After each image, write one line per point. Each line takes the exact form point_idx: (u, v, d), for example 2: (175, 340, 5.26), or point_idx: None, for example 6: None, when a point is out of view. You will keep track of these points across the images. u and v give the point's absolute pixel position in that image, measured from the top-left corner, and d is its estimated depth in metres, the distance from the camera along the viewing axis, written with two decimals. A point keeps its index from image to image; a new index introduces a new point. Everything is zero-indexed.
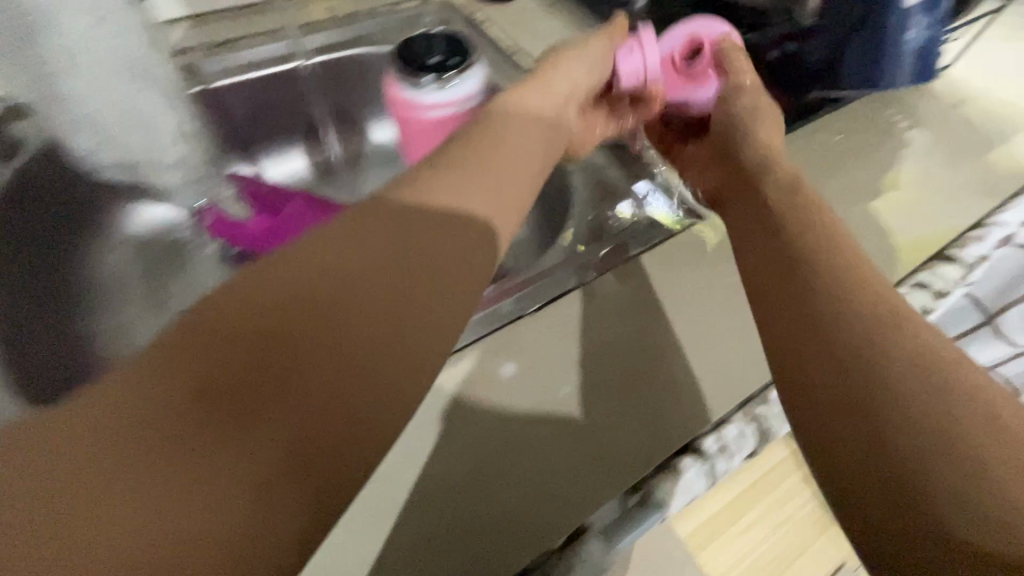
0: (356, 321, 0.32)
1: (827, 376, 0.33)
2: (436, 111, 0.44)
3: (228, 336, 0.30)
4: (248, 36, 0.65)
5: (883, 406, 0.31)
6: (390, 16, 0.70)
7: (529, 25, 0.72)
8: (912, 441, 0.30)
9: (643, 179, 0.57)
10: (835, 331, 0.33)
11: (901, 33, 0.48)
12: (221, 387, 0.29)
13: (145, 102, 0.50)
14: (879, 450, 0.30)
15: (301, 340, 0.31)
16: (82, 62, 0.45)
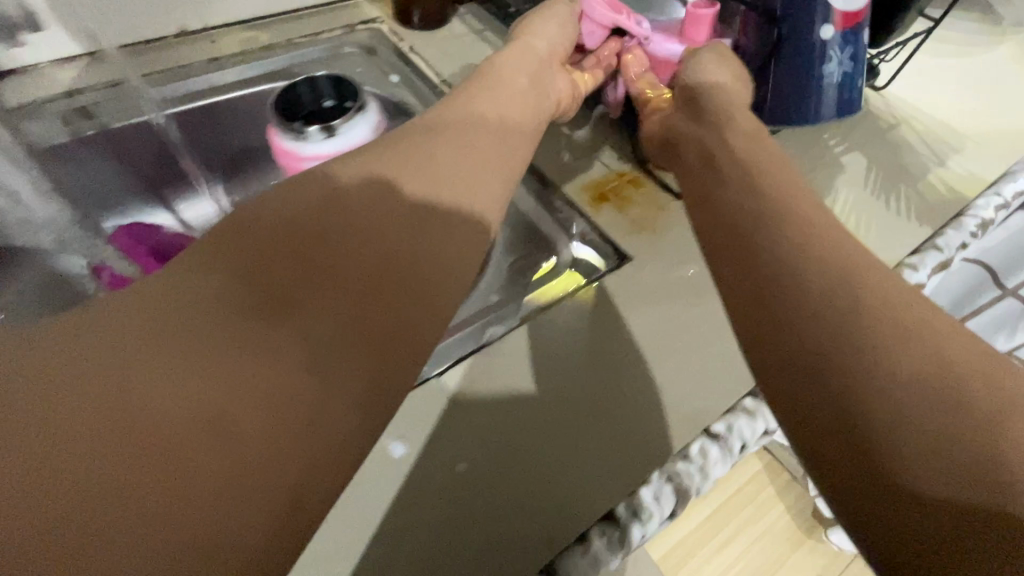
0: (336, 304, 0.32)
1: (785, 366, 0.30)
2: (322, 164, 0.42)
3: (199, 307, 0.29)
4: (153, 74, 0.61)
5: (863, 381, 0.28)
6: (311, 47, 0.67)
7: (458, 55, 0.69)
8: (914, 407, 0.27)
9: (565, 224, 0.55)
10: (791, 305, 0.31)
11: (818, 67, 0.47)
12: (189, 350, 0.28)
13: None
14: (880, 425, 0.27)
15: (280, 319, 0.30)
16: None
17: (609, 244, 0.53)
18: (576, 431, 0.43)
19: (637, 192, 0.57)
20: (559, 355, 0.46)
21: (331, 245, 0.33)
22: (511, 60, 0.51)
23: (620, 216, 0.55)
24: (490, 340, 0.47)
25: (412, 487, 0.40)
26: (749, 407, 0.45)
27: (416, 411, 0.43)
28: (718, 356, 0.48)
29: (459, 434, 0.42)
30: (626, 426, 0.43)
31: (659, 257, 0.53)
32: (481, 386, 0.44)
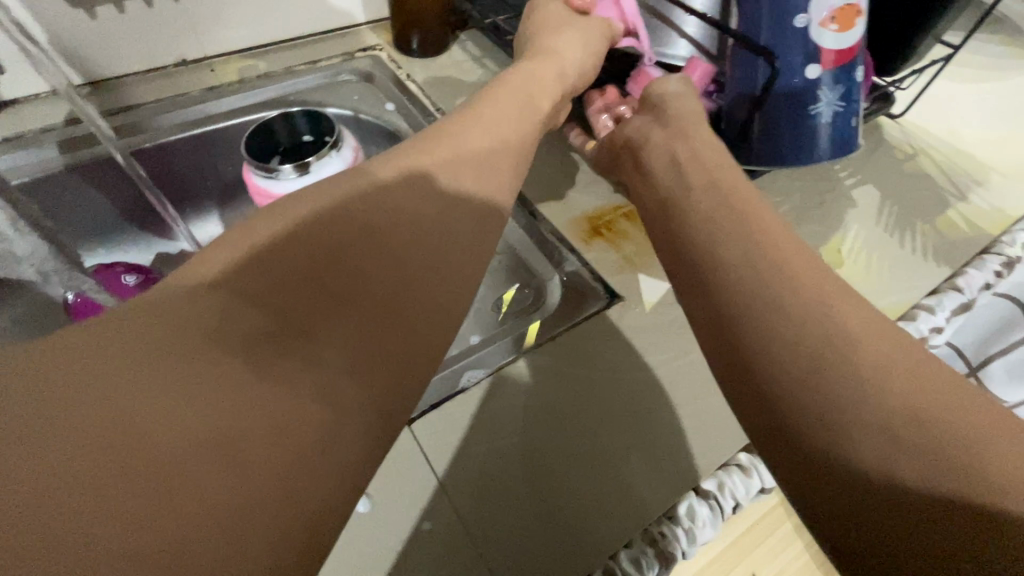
0: (355, 336, 0.29)
1: (763, 420, 0.28)
2: None
3: (212, 334, 0.25)
4: (150, 103, 0.61)
5: (828, 435, 0.26)
6: (309, 75, 0.67)
7: (455, 80, 0.69)
8: (877, 432, 0.26)
9: (556, 257, 0.54)
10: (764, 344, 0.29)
11: (807, 105, 0.45)
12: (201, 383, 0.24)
13: None
14: (846, 454, 0.26)
15: (289, 345, 0.27)
16: None
17: (600, 280, 0.51)
18: (552, 486, 0.41)
19: (630, 229, 0.56)
20: (537, 403, 0.45)
21: (339, 271, 0.30)
22: (527, 77, 0.48)
23: (610, 252, 0.54)
24: (470, 382, 0.46)
25: (377, 540, 0.38)
26: (743, 463, 0.41)
27: (392, 459, 0.41)
28: (707, 404, 0.45)
29: (430, 486, 0.40)
30: (606, 484, 0.41)
31: (646, 298, 0.51)
32: (457, 432, 0.43)
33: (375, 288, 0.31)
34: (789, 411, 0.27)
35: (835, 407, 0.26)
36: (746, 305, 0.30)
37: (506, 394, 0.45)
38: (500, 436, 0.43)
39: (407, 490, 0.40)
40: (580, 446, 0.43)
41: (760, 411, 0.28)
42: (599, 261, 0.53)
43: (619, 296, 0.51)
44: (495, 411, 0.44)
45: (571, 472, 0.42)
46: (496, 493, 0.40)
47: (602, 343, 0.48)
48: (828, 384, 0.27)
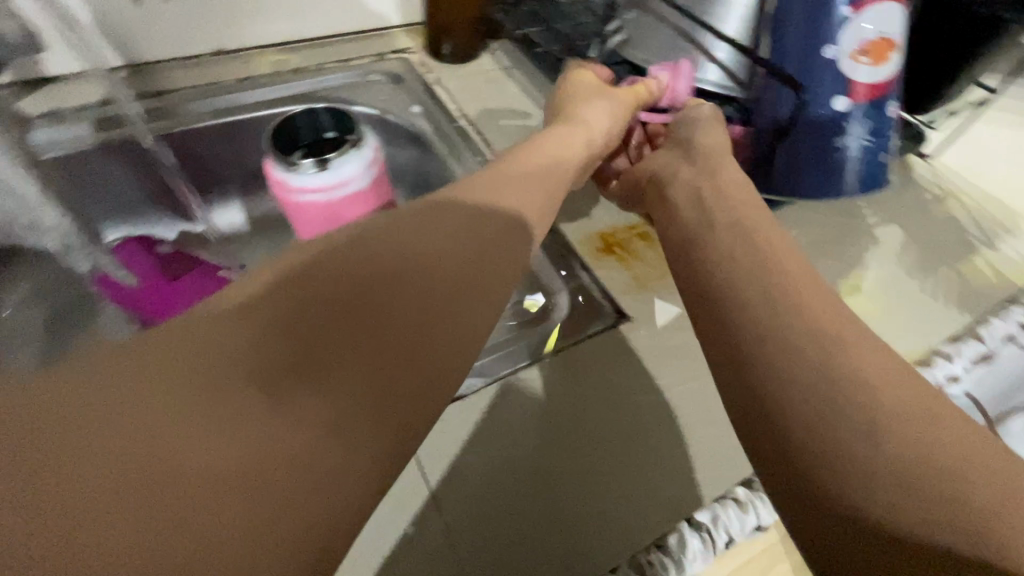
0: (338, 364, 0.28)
1: (773, 460, 0.28)
2: (307, 197, 0.42)
3: (221, 354, 0.26)
4: (183, 90, 0.63)
5: (844, 479, 0.26)
6: (338, 73, 0.68)
7: (483, 88, 0.70)
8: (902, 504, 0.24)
9: (567, 271, 0.54)
10: (777, 385, 0.28)
11: (836, 138, 0.44)
12: (186, 430, 0.23)
13: None
14: (869, 524, 0.25)
15: (267, 391, 0.26)
16: None
17: (610, 299, 0.51)
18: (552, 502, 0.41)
19: (644, 249, 0.55)
20: (541, 414, 0.45)
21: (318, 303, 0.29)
22: (553, 145, 0.45)
23: (622, 271, 0.53)
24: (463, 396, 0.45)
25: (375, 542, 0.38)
26: (741, 497, 0.40)
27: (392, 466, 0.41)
28: (708, 434, 0.44)
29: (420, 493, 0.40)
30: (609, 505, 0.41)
31: (654, 322, 0.50)
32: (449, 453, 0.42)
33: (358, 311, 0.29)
34: (806, 478, 0.26)
35: (849, 449, 0.26)
36: (758, 342, 0.30)
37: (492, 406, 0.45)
38: (502, 445, 0.43)
39: (396, 494, 0.40)
40: (583, 463, 0.42)
41: (776, 472, 0.27)
42: (610, 279, 0.53)
43: (627, 316, 0.50)
44: (498, 420, 0.44)
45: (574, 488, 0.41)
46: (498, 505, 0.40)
47: (605, 363, 0.47)
48: (853, 451, 0.26)
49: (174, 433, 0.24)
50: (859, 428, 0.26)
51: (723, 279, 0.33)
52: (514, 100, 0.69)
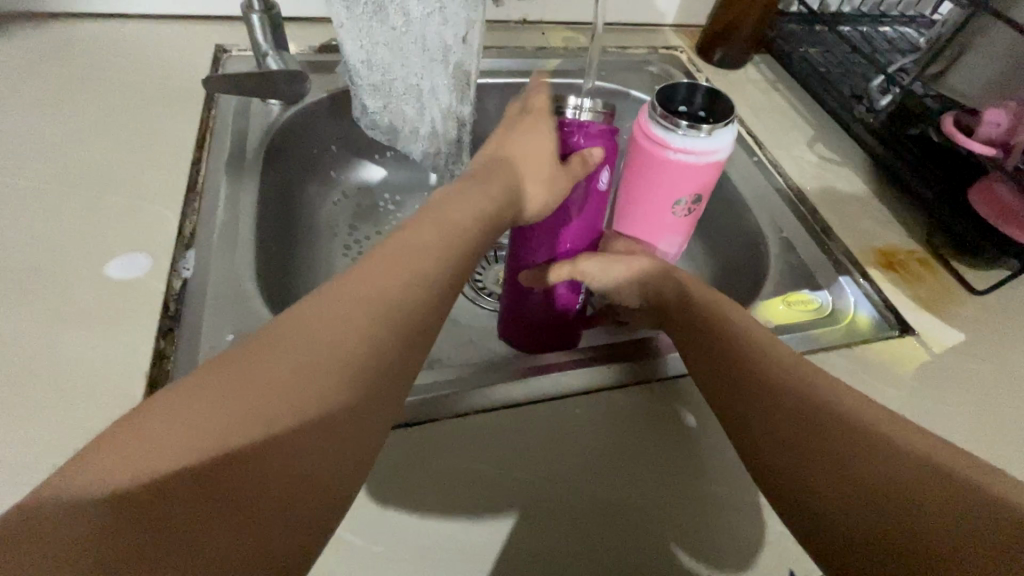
0: (274, 395, 0.27)
1: (822, 455, 0.32)
2: (678, 157, 0.46)
3: (286, 342, 0.29)
4: (496, 49, 0.73)
5: (874, 472, 0.30)
6: (619, 56, 0.76)
7: (748, 95, 0.75)
8: (879, 446, 0.31)
9: (846, 275, 0.54)
10: (820, 406, 0.34)
11: None
12: (108, 490, 0.23)
13: (424, 32, 0.47)
14: (866, 465, 0.31)
15: (222, 414, 0.25)
16: (404, 21, 0.46)
17: (897, 313, 0.51)
18: (649, 469, 0.40)
19: (928, 273, 0.55)
20: (612, 423, 0.41)
21: (275, 350, 0.28)
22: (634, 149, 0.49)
23: (905, 287, 0.53)
24: (465, 413, 0.41)
25: (504, 485, 0.38)
26: None
27: (552, 416, 0.41)
28: (1006, 443, 0.43)
29: (586, 438, 0.40)
30: (681, 493, 0.39)
31: (936, 341, 0.49)
32: (488, 452, 0.39)
33: (308, 341, 0.29)
34: (795, 436, 0.33)
35: (881, 447, 0.31)
36: (809, 388, 0.35)
37: (574, 406, 0.42)
38: (668, 416, 0.42)
39: (693, 422, 0.42)
40: (662, 454, 0.40)
41: (778, 447, 0.33)
42: (892, 292, 0.53)
43: (914, 332, 0.50)
44: (606, 413, 0.42)
45: (652, 476, 0.39)
46: (575, 462, 0.39)
47: (886, 358, 0.48)
48: (834, 435, 0.32)
49: (196, 436, 0.24)
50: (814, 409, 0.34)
51: (771, 351, 0.38)
52: (777, 110, 0.74)
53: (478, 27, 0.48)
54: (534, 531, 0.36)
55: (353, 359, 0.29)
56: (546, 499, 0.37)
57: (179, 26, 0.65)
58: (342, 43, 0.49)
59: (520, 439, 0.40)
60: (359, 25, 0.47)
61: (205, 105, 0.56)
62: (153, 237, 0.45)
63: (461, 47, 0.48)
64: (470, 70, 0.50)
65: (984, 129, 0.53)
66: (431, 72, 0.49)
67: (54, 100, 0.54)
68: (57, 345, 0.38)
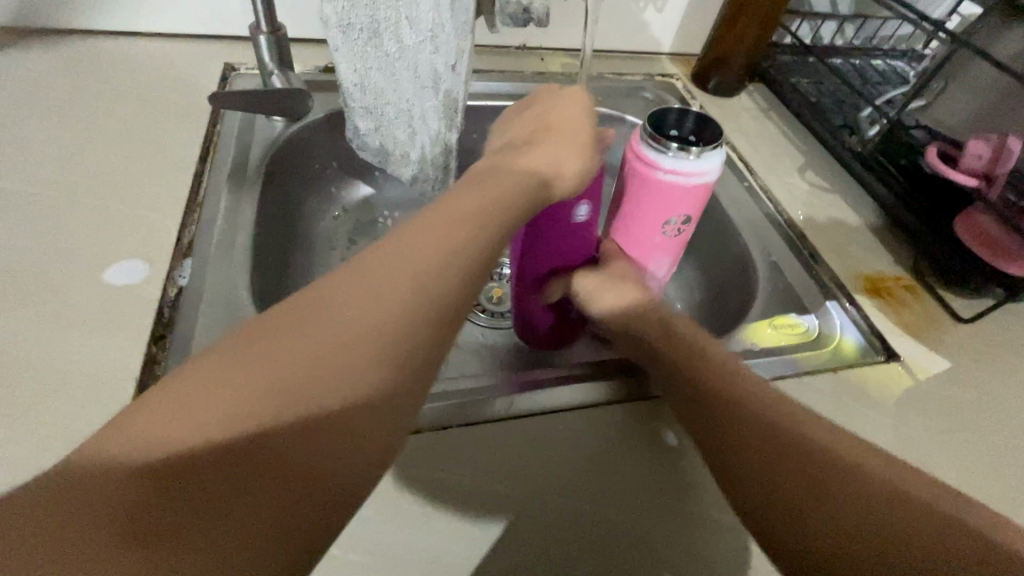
0: (292, 390, 0.26)
1: (797, 485, 0.32)
2: (667, 179, 0.47)
3: (313, 316, 0.28)
4: (496, 72, 0.75)
5: (847, 501, 0.30)
6: (615, 82, 0.78)
7: (741, 122, 0.77)
8: (848, 473, 0.31)
9: (833, 300, 0.55)
10: (791, 432, 0.34)
11: None
12: (131, 457, 0.23)
13: (417, 60, 0.48)
14: (839, 493, 0.31)
15: (247, 386, 0.25)
16: (400, 49, 0.47)
17: (882, 338, 0.51)
18: (632, 485, 0.40)
19: (914, 300, 0.56)
20: (598, 438, 0.42)
21: (303, 333, 0.27)
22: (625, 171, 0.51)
23: (891, 314, 0.54)
24: (448, 425, 0.41)
25: (484, 499, 0.38)
26: None
27: (537, 430, 0.42)
28: (989, 471, 0.44)
29: (571, 452, 0.41)
30: (664, 509, 0.39)
31: (921, 367, 0.50)
32: (470, 466, 0.39)
33: (334, 330, 0.28)
34: (768, 466, 0.33)
35: (851, 473, 0.31)
36: (777, 412, 0.35)
37: (557, 422, 0.42)
38: (650, 433, 0.43)
39: (675, 440, 0.42)
40: (644, 470, 0.41)
41: (752, 478, 0.33)
42: (877, 317, 0.54)
43: (899, 358, 0.50)
44: (591, 429, 0.42)
45: (634, 493, 0.39)
46: (556, 477, 0.39)
47: (870, 383, 0.48)
48: (791, 461, 0.32)
49: (218, 409, 0.24)
50: (766, 430, 0.34)
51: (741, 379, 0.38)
52: (769, 137, 0.75)
53: (466, 56, 0.49)
54: (510, 545, 0.36)
55: (379, 348, 0.28)
56: (525, 514, 0.37)
57: (190, 44, 0.67)
58: (337, 65, 0.51)
59: (502, 454, 0.40)
60: (354, 53, 0.49)
61: (210, 120, 0.58)
62: (153, 246, 0.46)
63: (453, 74, 0.48)
64: (459, 98, 0.50)
65: (967, 161, 0.55)
66: (422, 98, 0.50)
67: (66, 111, 0.56)
68: (52, 346, 0.39)
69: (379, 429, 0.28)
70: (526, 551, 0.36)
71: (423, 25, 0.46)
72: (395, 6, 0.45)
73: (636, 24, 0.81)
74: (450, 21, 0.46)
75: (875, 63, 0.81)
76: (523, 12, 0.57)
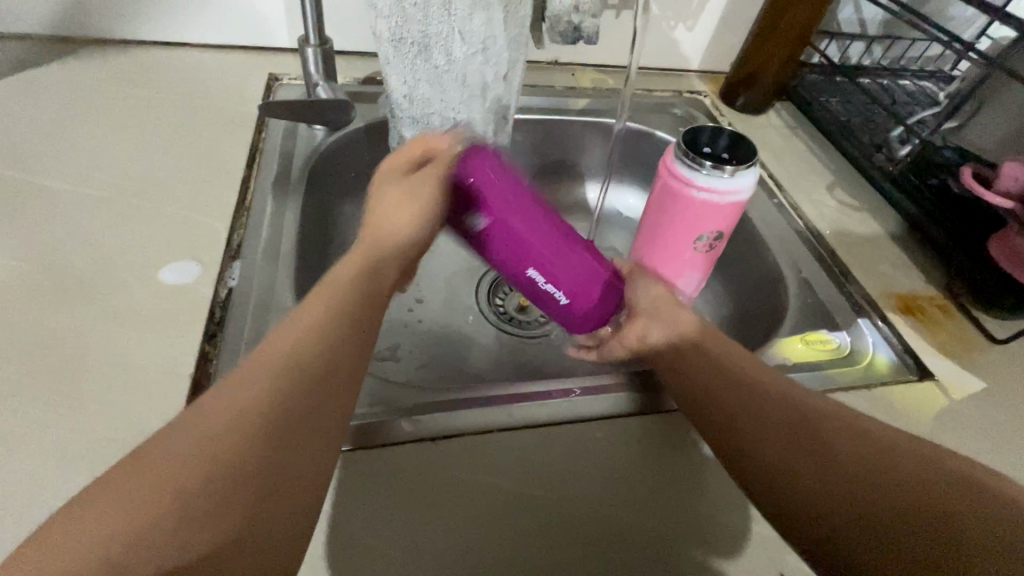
0: (196, 452, 0.27)
1: (846, 476, 0.33)
2: (702, 196, 0.48)
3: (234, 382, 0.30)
4: (529, 87, 0.77)
5: (891, 478, 0.32)
6: (645, 98, 0.80)
7: (769, 139, 0.78)
8: (881, 450, 0.33)
9: (865, 317, 0.55)
10: (818, 421, 0.36)
11: None
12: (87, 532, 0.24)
13: (467, 71, 0.51)
14: (882, 472, 0.32)
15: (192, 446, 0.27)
16: (451, 61, 0.50)
17: (916, 356, 0.51)
18: (664, 494, 0.40)
19: (948, 319, 0.56)
20: (630, 446, 0.42)
21: (237, 387, 0.30)
22: (657, 190, 0.51)
23: (924, 333, 0.54)
24: (484, 430, 0.42)
25: (524, 501, 0.38)
26: None
27: (570, 436, 0.42)
28: None
29: (605, 457, 0.41)
30: (698, 519, 0.39)
31: (955, 387, 0.50)
32: (507, 469, 0.40)
33: (264, 374, 0.31)
34: (809, 461, 0.34)
35: (884, 450, 0.33)
36: (797, 404, 0.37)
37: (597, 430, 0.43)
38: (684, 443, 0.43)
39: (709, 450, 0.43)
40: (679, 479, 0.41)
41: (795, 479, 0.34)
42: (909, 336, 0.54)
43: (933, 376, 0.50)
44: (624, 437, 0.43)
45: (669, 502, 0.40)
46: (592, 480, 0.40)
47: (905, 402, 0.48)
48: (829, 453, 0.34)
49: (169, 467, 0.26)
50: (797, 426, 0.36)
51: (749, 375, 0.40)
52: (798, 154, 0.76)
53: (515, 67, 0.54)
54: (548, 548, 0.37)
55: (300, 374, 0.31)
56: (564, 517, 0.38)
57: (236, 55, 0.70)
58: (387, 77, 0.52)
59: (539, 456, 0.41)
60: (405, 65, 0.50)
61: (256, 127, 0.61)
62: (204, 247, 0.48)
63: (502, 82, 0.54)
64: (504, 104, 0.55)
65: (1004, 180, 0.54)
66: (471, 106, 0.53)
67: (121, 118, 0.59)
68: (112, 341, 0.41)
69: (317, 438, 0.30)
70: (566, 555, 0.37)
71: (475, 37, 0.49)
72: (448, 20, 0.47)
73: (667, 42, 0.83)
74: (502, 35, 0.50)
75: (904, 83, 0.81)
76: (571, 31, 0.59)
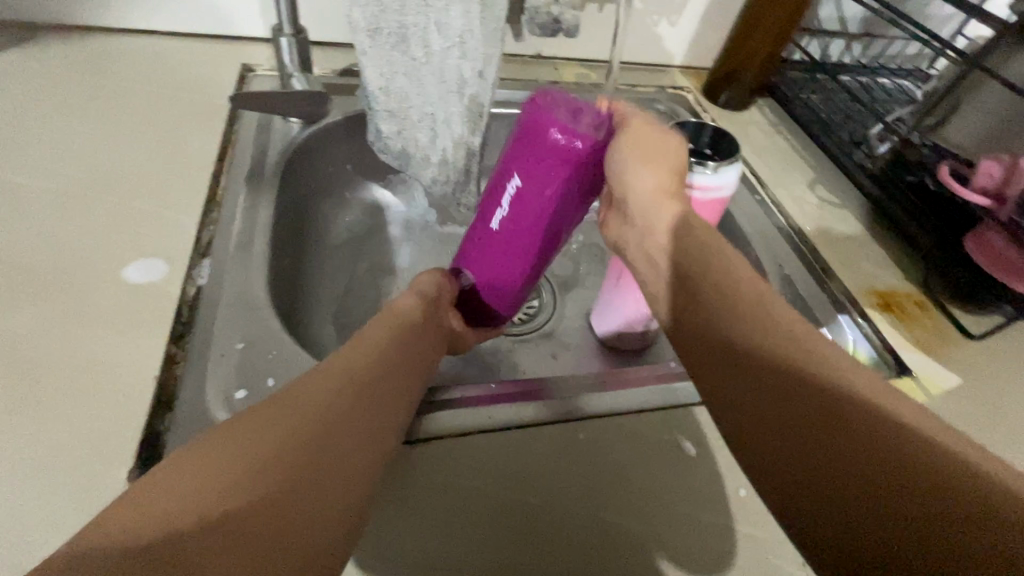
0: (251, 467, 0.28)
1: (870, 474, 0.31)
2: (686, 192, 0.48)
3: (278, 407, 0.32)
4: (512, 81, 0.75)
5: (915, 476, 0.30)
6: (629, 93, 0.79)
7: (751, 136, 0.78)
8: (910, 443, 0.31)
9: (846, 313, 0.55)
10: (848, 403, 0.33)
11: None
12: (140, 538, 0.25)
13: (445, 64, 0.49)
14: (906, 470, 0.30)
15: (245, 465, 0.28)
16: (429, 53, 0.49)
17: (895, 352, 0.52)
18: (650, 493, 0.40)
19: (925, 315, 0.57)
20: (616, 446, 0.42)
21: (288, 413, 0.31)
22: None
23: (902, 328, 0.55)
24: (466, 431, 0.41)
25: (507, 504, 0.38)
26: None
27: (556, 437, 0.41)
28: None
29: (591, 458, 0.41)
30: (683, 518, 0.39)
31: (932, 382, 0.50)
32: (491, 471, 0.39)
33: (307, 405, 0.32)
34: (830, 451, 0.32)
35: (916, 446, 0.31)
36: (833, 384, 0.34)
37: (579, 429, 0.42)
38: (668, 443, 0.42)
39: (693, 450, 0.42)
40: (664, 478, 0.41)
41: (807, 468, 0.33)
42: (888, 332, 0.54)
43: (912, 371, 0.51)
44: (609, 437, 0.42)
45: (654, 501, 0.39)
46: (578, 482, 0.39)
47: None
48: (850, 445, 0.32)
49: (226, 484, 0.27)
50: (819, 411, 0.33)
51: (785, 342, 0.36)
52: (780, 151, 0.76)
53: (494, 63, 0.51)
54: (530, 551, 0.36)
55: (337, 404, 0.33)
56: (548, 520, 0.37)
57: (208, 44, 0.67)
58: (362, 68, 0.51)
59: (523, 457, 0.40)
60: (381, 56, 0.49)
61: (228, 119, 0.59)
62: (171, 244, 0.46)
63: (480, 77, 0.51)
64: (484, 103, 0.52)
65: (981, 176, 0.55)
66: (448, 101, 0.51)
67: (84, 107, 0.56)
68: (70, 343, 0.39)
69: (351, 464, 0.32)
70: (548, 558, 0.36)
71: (452, 30, 0.48)
72: (426, 12, 0.47)
73: (650, 37, 0.82)
74: (480, 26, 0.48)
75: (883, 81, 0.82)
76: (553, 22, 0.58)
